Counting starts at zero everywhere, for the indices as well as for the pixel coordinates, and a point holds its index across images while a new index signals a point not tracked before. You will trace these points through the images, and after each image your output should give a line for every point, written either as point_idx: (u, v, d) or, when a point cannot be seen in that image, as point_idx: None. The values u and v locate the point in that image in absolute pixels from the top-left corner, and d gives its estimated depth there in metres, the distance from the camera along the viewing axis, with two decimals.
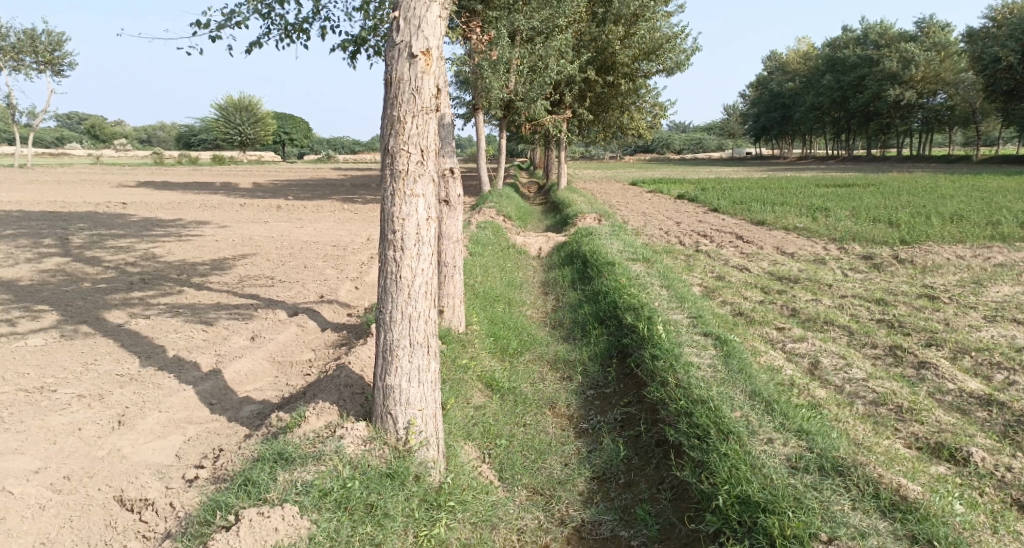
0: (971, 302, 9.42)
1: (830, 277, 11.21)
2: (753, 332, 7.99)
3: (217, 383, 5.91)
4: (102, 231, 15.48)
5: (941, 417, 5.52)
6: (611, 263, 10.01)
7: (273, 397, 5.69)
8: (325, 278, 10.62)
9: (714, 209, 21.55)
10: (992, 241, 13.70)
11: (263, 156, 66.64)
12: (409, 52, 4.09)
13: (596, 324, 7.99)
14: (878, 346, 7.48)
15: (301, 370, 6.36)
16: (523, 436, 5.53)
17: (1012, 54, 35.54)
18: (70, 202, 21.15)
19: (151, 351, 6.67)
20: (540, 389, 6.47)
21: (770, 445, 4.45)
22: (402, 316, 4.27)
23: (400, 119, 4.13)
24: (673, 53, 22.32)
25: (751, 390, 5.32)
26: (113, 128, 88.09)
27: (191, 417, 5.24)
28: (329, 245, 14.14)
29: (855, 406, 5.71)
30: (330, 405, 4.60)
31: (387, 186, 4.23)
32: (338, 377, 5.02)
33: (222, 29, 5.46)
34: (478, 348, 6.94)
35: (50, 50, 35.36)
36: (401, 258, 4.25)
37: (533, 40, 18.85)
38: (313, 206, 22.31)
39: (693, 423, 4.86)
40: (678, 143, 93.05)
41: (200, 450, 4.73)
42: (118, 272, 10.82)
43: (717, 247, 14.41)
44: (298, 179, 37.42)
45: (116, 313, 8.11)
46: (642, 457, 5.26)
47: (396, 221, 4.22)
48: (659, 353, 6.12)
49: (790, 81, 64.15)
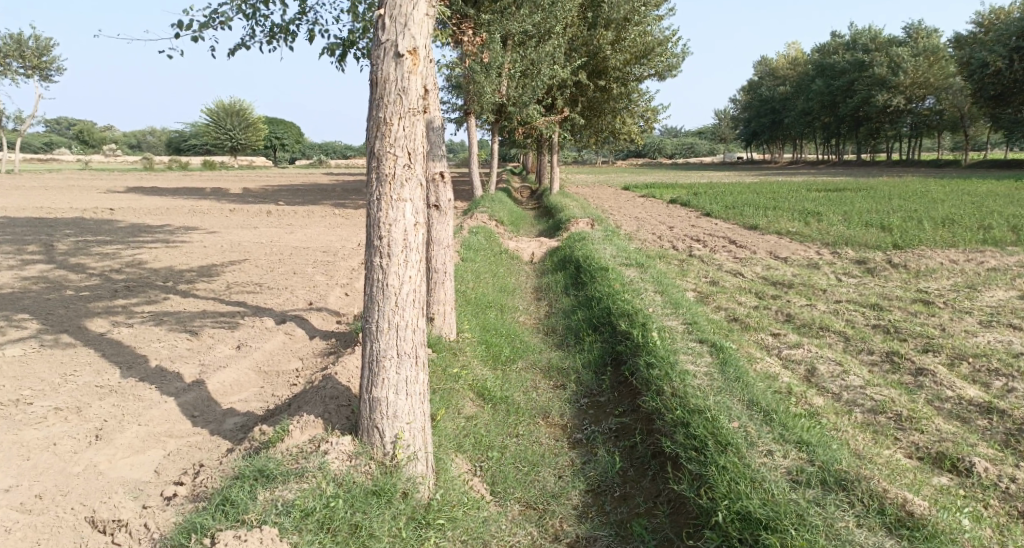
0: (966, 306, 9.36)
1: (824, 282, 11.12)
2: (748, 338, 7.89)
3: (200, 395, 5.75)
4: (88, 237, 15.26)
5: (941, 426, 5.42)
6: (604, 268, 9.90)
7: (258, 409, 5.53)
8: (314, 285, 10.45)
9: (706, 214, 21.51)
10: (985, 245, 13.69)
11: (254, 162, 66.36)
12: (396, 52, 3.95)
13: (590, 331, 7.86)
14: (874, 352, 7.38)
15: (288, 380, 6.20)
16: (515, 447, 5.39)
17: (1001, 59, 35.76)
18: (57, 208, 20.91)
19: (132, 362, 6.49)
20: (533, 397, 6.33)
21: (770, 456, 4.32)
22: (389, 325, 4.12)
23: (387, 121, 4.00)
24: (664, 57, 22.38)
25: (749, 399, 5.20)
26: (104, 134, 87.70)
27: (171, 431, 5.07)
28: (319, 251, 13.98)
29: (854, 414, 5.61)
30: (315, 418, 4.44)
31: (373, 190, 4.09)
32: (324, 388, 4.85)
33: (204, 30, 5.36)
34: (469, 356, 6.79)
35: (38, 55, 35.03)
36: (388, 265, 4.10)
37: (525, 45, 18.78)
38: (304, 211, 22.13)
39: (689, 434, 4.74)
40: (670, 148, 93.39)
41: (180, 465, 4.56)
42: (102, 279, 10.61)
43: (710, 252, 14.33)
44: (289, 185, 37.13)
45: (99, 322, 7.91)
46: (637, 468, 5.13)
47: (383, 226, 4.07)
48: (654, 361, 5.99)
49: (780, 86, 64.41)
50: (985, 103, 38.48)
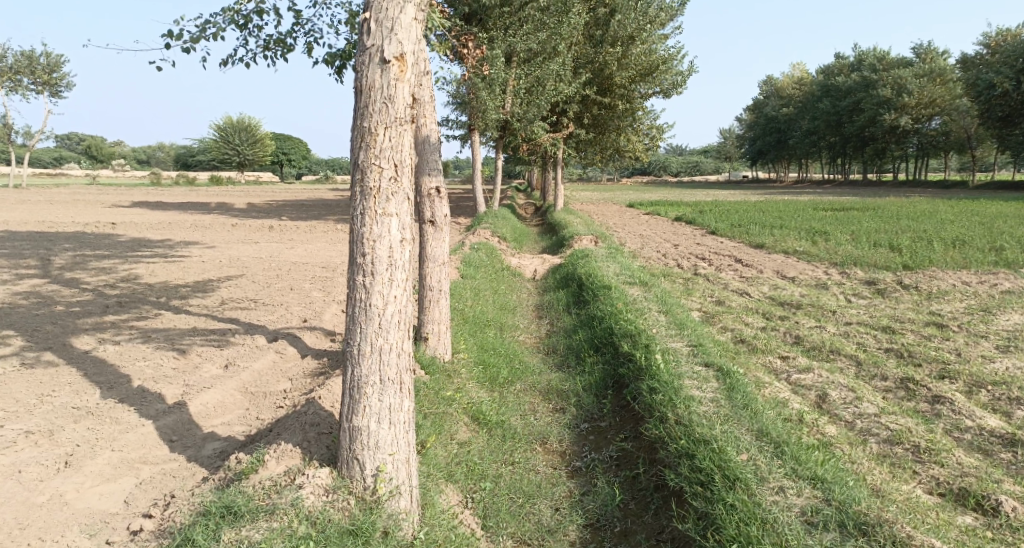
0: (981, 330, 9.04)
1: (833, 303, 10.85)
2: (756, 361, 7.60)
3: (180, 417, 5.49)
4: (87, 251, 15.08)
5: (962, 459, 5.11)
6: (606, 287, 9.62)
7: (241, 434, 5.26)
8: (310, 302, 10.20)
9: (712, 232, 21.28)
10: (997, 267, 13.39)
11: (262, 177, 66.59)
12: (381, 58, 3.74)
13: (591, 352, 7.58)
14: (888, 378, 7.06)
15: (275, 402, 5.92)
16: (510, 476, 5.10)
17: (1007, 81, 35.62)
18: (58, 222, 20.79)
19: (114, 382, 6.22)
20: (530, 422, 6.03)
21: (783, 494, 4.02)
22: (372, 348, 3.87)
23: (372, 131, 3.78)
24: (669, 74, 22.23)
25: (759, 429, 4.87)
26: (113, 149, 88.24)
27: (146, 457, 4.80)
28: (319, 267, 13.75)
29: (869, 444, 5.32)
30: (292, 448, 4.18)
31: (357, 204, 3.85)
32: (305, 414, 4.58)
33: (196, 41, 5.18)
34: (464, 379, 6.50)
35: (48, 71, 35.15)
36: (371, 284, 3.85)
37: (530, 61, 18.63)
38: (306, 226, 21.95)
39: (695, 467, 4.45)
40: (676, 166, 93.53)
41: (152, 495, 4.29)
42: (95, 294, 10.39)
43: (716, 270, 14.06)
44: (294, 200, 37.01)
45: (84, 339, 7.66)
46: (638, 501, 4.84)
47: (367, 243, 3.83)
48: (658, 386, 5.68)
49: (787, 104, 64.37)
50: (992, 124, 38.26)
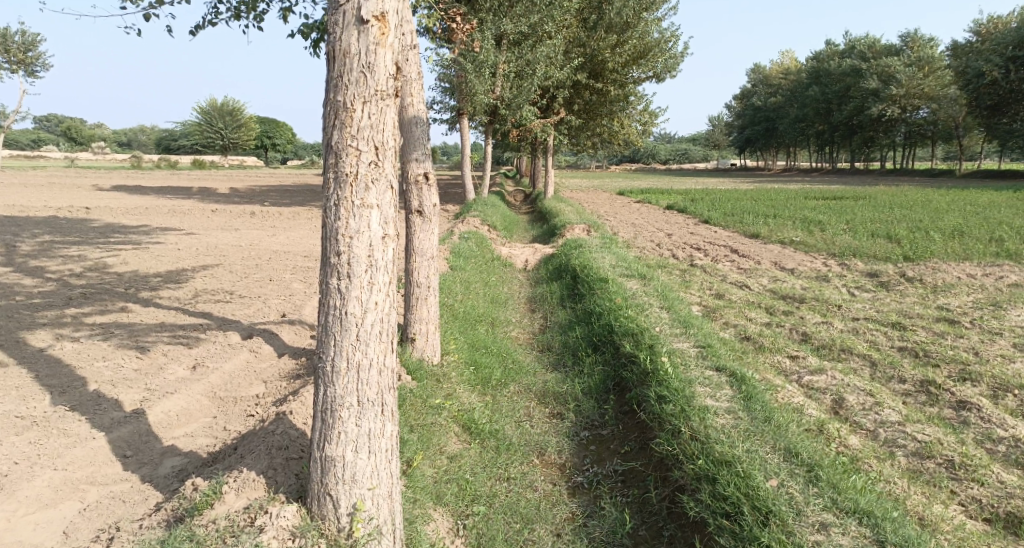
0: (995, 327, 8.59)
1: (837, 297, 10.35)
2: (765, 361, 7.10)
3: (137, 428, 4.93)
4: (57, 238, 14.27)
5: (1003, 477, 4.65)
6: (603, 279, 9.07)
7: (204, 448, 4.72)
8: (290, 294, 9.57)
9: (705, 220, 20.76)
10: (1000, 259, 12.94)
11: (245, 160, 65.19)
12: (359, 17, 3.16)
13: (589, 351, 7.07)
14: (907, 381, 6.59)
15: (244, 410, 5.35)
16: (506, 496, 4.59)
17: (996, 69, 35.15)
18: (30, 206, 19.89)
19: (67, 384, 5.62)
20: (526, 431, 5.49)
21: (826, 533, 3.58)
22: (349, 365, 3.33)
23: (348, 106, 3.20)
24: (663, 58, 21.52)
25: (785, 448, 4.37)
26: (93, 132, 86.02)
27: (93, 477, 4.31)
28: (300, 256, 13.11)
29: (898, 459, 4.86)
30: (255, 478, 3.67)
31: (330, 194, 3.29)
32: (272, 434, 4.06)
33: None
34: (454, 383, 5.95)
35: (23, 50, 33.83)
36: (348, 289, 3.30)
37: (520, 44, 17.95)
38: (289, 213, 21.20)
39: (717, 495, 3.99)
40: (664, 152, 93.04)
41: (96, 525, 3.86)
42: (60, 285, 9.67)
43: (713, 261, 13.58)
44: (278, 185, 36.11)
45: (39, 335, 7.00)
46: (649, 528, 4.35)
47: (342, 240, 3.27)
48: (667, 394, 5.15)
49: (776, 92, 63.86)
50: (981, 113, 37.97)
